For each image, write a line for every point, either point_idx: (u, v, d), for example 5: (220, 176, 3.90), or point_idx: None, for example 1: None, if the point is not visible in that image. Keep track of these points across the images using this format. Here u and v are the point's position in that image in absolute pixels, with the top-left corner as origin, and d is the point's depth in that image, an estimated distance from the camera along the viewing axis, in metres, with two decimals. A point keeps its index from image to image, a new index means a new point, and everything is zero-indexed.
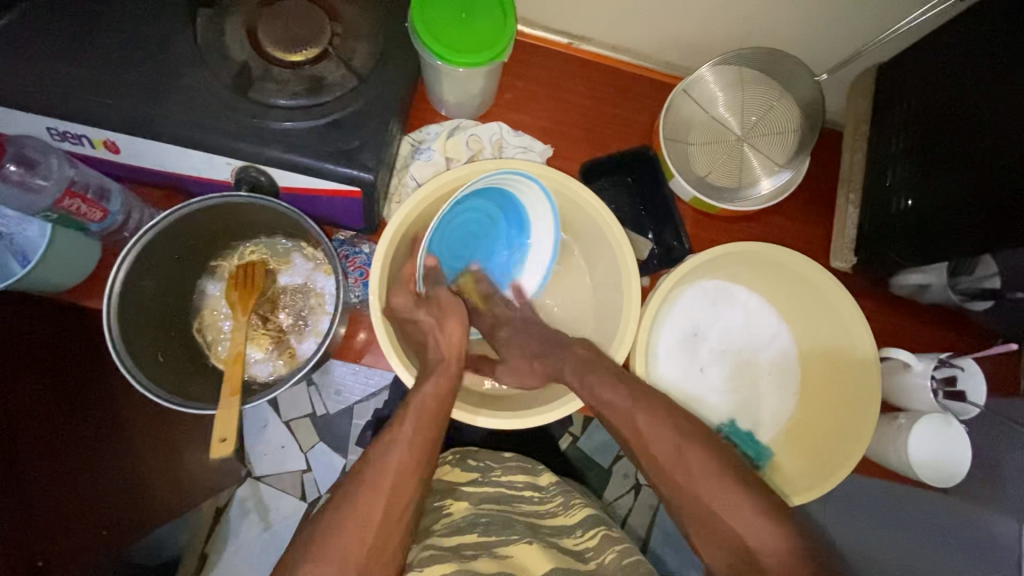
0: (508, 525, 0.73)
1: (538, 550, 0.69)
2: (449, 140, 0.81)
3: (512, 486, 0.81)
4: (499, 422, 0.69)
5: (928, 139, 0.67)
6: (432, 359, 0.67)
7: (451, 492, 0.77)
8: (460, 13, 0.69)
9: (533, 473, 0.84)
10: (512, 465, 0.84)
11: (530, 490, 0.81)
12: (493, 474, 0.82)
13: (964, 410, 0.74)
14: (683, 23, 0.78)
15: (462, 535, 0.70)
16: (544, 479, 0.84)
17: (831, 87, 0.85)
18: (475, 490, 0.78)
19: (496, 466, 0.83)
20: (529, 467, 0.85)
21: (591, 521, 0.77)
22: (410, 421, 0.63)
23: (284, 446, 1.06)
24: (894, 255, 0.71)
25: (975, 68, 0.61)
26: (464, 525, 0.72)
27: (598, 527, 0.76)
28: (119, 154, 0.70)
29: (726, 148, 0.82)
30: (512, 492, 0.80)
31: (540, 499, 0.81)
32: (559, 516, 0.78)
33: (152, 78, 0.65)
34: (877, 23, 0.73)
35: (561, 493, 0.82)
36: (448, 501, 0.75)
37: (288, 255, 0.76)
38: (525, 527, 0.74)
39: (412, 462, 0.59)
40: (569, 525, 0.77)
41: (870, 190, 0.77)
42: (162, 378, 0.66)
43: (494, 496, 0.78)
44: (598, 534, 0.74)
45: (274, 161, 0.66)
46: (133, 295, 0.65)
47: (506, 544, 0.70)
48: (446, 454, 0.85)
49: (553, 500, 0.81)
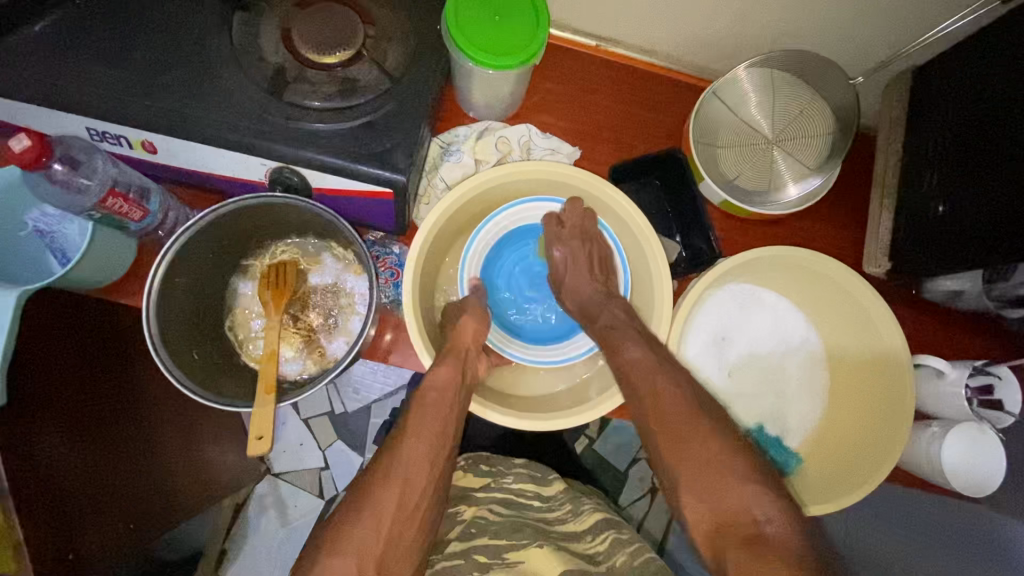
0: (519, 528, 0.74)
1: (548, 553, 0.70)
2: (479, 142, 0.82)
3: (521, 494, 0.81)
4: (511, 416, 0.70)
5: (966, 143, 0.66)
6: (447, 360, 0.67)
7: (466, 497, 0.79)
8: (493, 16, 0.69)
9: (542, 482, 0.84)
10: (522, 472, 0.85)
11: (539, 499, 0.82)
12: (504, 480, 0.82)
13: (999, 418, 0.72)
14: (712, 26, 0.78)
15: (476, 539, 0.72)
16: (551, 487, 0.84)
17: (864, 91, 0.84)
18: (487, 494, 0.79)
19: (507, 472, 0.84)
20: (538, 475, 0.85)
21: (602, 525, 0.77)
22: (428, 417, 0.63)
23: (301, 445, 1.16)
24: (929, 260, 0.70)
25: (1015, 73, 0.60)
26: (478, 530, 0.73)
27: (608, 532, 0.75)
28: (156, 155, 0.71)
29: (756, 152, 0.82)
30: (522, 499, 0.80)
31: (549, 506, 0.81)
32: (568, 522, 0.78)
33: (189, 79, 0.66)
34: (913, 26, 0.72)
35: (569, 501, 0.82)
36: (462, 507, 0.77)
37: (318, 255, 0.77)
38: (534, 530, 0.74)
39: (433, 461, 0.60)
40: (579, 530, 0.77)
41: (904, 195, 0.76)
42: (198, 374, 0.67)
43: (504, 500, 0.79)
44: (608, 538, 0.74)
45: (307, 162, 0.67)
46: (170, 292, 0.66)
47: (515, 549, 0.70)
48: (459, 459, 0.87)
49: (562, 508, 0.81)
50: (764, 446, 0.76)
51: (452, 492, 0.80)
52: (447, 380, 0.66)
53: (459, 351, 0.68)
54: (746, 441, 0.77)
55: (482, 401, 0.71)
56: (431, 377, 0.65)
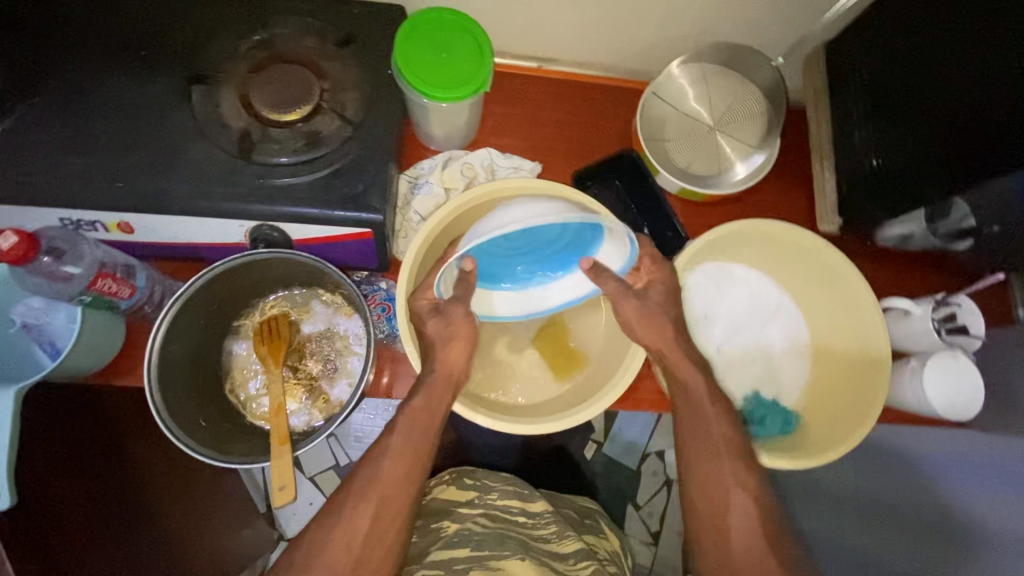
0: (503, 541, 0.82)
1: (528, 565, 0.79)
2: (445, 171, 0.85)
3: (507, 510, 0.90)
4: (505, 426, 0.72)
5: (887, 100, 0.73)
6: (436, 385, 0.67)
7: (449, 513, 0.88)
8: (440, 53, 0.72)
9: (528, 499, 0.93)
10: (508, 490, 0.94)
11: (524, 515, 0.90)
12: (489, 498, 0.92)
13: (968, 342, 0.77)
14: (641, 30, 0.85)
15: (457, 548, 0.80)
16: (536, 506, 0.92)
17: (787, 69, 0.92)
18: (471, 510, 0.88)
19: (493, 491, 0.93)
20: (525, 492, 0.94)
21: (583, 554, 0.85)
22: (413, 434, 0.66)
23: (312, 503, 1.38)
24: (875, 211, 0.77)
25: (913, 33, 0.67)
26: (458, 540, 0.82)
27: (589, 561, 0.84)
28: (133, 234, 0.72)
29: (702, 139, 0.87)
30: (507, 516, 0.89)
31: (534, 523, 0.89)
32: (552, 542, 0.86)
33: (157, 156, 0.68)
34: (817, 3, 0.79)
35: (555, 522, 0.90)
36: (445, 523, 0.85)
37: (307, 304, 0.78)
38: (517, 545, 0.82)
39: (398, 474, 0.64)
40: (562, 552, 0.85)
41: (840, 155, 0.83)
42: (209, 440, 0.67)
43: (490, 516, 0.88)
44: (589, 568, 0.83)
45: (284, 216, 0.69)
46: (168, 364, 0.66)
47: (498, 559, 0.79)
48: (444, 474, 0.97)
49: (548, 527, 0.89)
50: (763, 409, 0.80)
51: (437, 505, 0.90)
52: (441, 399, 0.67)
53: (446, 377, 0.68)
54: (746, 409, 0.81)
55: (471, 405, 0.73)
56: (417, 401, 0.67)
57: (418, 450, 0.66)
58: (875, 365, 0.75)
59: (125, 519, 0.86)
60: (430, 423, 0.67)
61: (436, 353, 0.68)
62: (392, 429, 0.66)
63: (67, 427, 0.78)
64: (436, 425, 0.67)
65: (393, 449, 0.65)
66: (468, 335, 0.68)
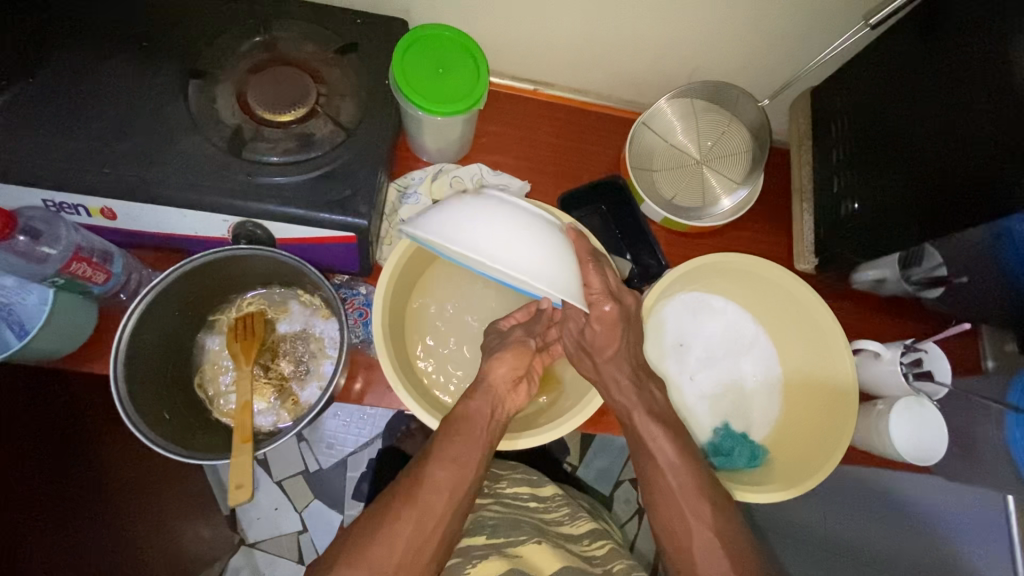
0: (520, 526, 0.92)
1: (548, 550, 0.88)
2: (434, 183, 0.85)
3: (519, 497, 1.01)
4: (539, 439, 0.73)
5: (865, 147, 0.75)
6: (482, 394, 0.71)
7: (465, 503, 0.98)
8: (437, 69, 0.74)
9: (537, 485, 1.07)
10: (519, 479, 1.06)
11: (535, 501, 1.03)
12: (502, 488, 1.02)
13: (934, 390, 0.78)
14: (635, 62, 0.88)
15: (478, 536, 0.89)
16: (545, 491, 1.06)
17: (774, 111, 0.95)
18: (486, 499, 0.99)
19: (505, 481, 1.04)
20: (534, 480, 1.08)
21: (594, 535, 0.98)
22: (455, 445, 0.67)
23: (277, 509, 1.37)
24: (851, 253, 0.79)
25: (892, 85, 0.70)
26: (476, 528, 0.90)
27: (603, 540, 0.98)
28: (116, 220, 0.72)
29: (688, 172, 0.89)
30: (521, 503, 1.00)
31: (546, 508, 1.02)
32: (566, 524, 0.99)
33: (147, 145, 0.69)
34: (804, 51, 0.83)
35: (566, 505, 1.04)
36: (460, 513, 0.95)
37: (286, 304, 0.78)
38: (532, 529, 0.93)
39: (441, 479, 0.65)
40: (576, 533, 0.98)
41: (820, 197, 0.85)
42: (171, 433, 0.65)
43: (504, 503, 0.98)
44: (605, 545, 0.96)
45: (268, 215, 0.70)
46: (138, 352, 0.65)
47: (515, 545, 0.87)
48: None
49: (561, 510, 1.03)
50: (732, 441, 0.81)
51: None
52: (480, 413, 0.70)
53: (494, 386, 0.72)
54: (715, 441, 0.81)
55: (511, 435, 0.74)
56: (464, 408, 0.70)
57: (463, 461, 0.67)
58: (843, 395, 0.77)
59: (79, 510, 0.84)
60: (476, 437, 0.68)
61: (486, 363, 0.74)
62: (439, 437, 0.68)
63: (28, 411, 0.77)
64: (481, 438, 0.69)
65: (434, 460, 0.66)
66: (517, 355, 0.74)
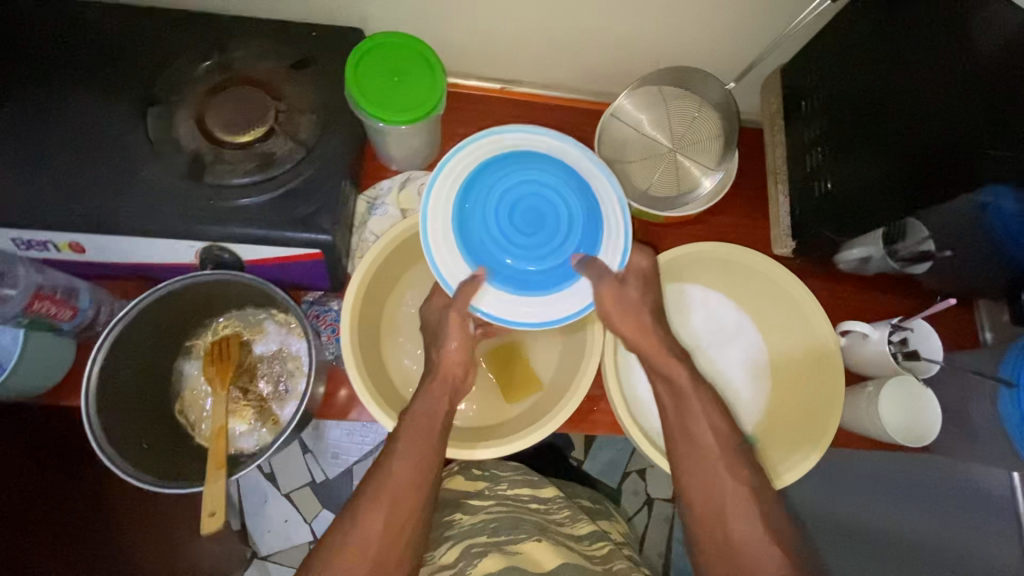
0: (520, 526, 0.92)
1: (547, 548, 0.88)
2: (402, 192, 0.84)
3: (519, 498, 1.01)
4: (506, 447, 0.72)
5: (835, 122, 0.72)
6: (436, 387, 0.70)
7: (461, 506, 0.98)
8: (393, 79, 0.72)
9: (537, 486, 1.05)
10: (519, 481, 1.05)
11: (536, 502, 1.02)
12: (502, 490, 1.02)
13: (926, 367, 0.76)
14: (599, 53, 0.86)
15: (476, 536, 0.90)
16: (546, 492, 1.05)
17: (747, 91, 0.93)
18: (484, 502, 0.99)
19: (504, 482, 1.03)
20: (533, 481, 1.06)
21: (593, 535, 0.98)
22: (416, 436, 0.66)
23: (287, 521, 1.38)
24: (829, 231, 0.76)
25: (858, 57, 0.68)
26: (476, 530, 0.92)
27: (603, 541, 0.97)
28: (85, 254, 0.72)
29: (662, 161, 0.87)
30: (521, 503, 1.00)
31: (546, 508, 1.01)
32: (567, 525, 0.98)
33: (109, 176, 0.69)
34: (769, 28, 0.80)
35: (566, 507, 1.02)
36: (459, 514, 0.96)
37: (261, 325, 0.77)
38: (533, 528, 0.93)
39: (406, 474, 0.64)
40: (576, 534, 0.97)
41: (793, 178, 0.83)
42: (147, 463, 0.65)
43: (504, 504, 0.98)
44: (606, 546, 0.95)
45: (234, 237, 0.70)
46: (112, 382, 0.66)
47: (514, 543, 0.88)
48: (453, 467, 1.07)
49: (562, 511, 1.01)
50: None
51: (451, 498, 1.00)
52: (437, 406, 0.69)
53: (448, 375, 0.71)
54: None
55: (470, 443, 0.74)
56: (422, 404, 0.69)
57: (426, 458, 0.66)
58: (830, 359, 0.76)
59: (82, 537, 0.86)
60: (437, 430, 0.68)
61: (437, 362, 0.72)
62: (398, 435, 0.67)
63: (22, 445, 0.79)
64: (437, 434, 0.68)
65: (397, 457, 0.65)
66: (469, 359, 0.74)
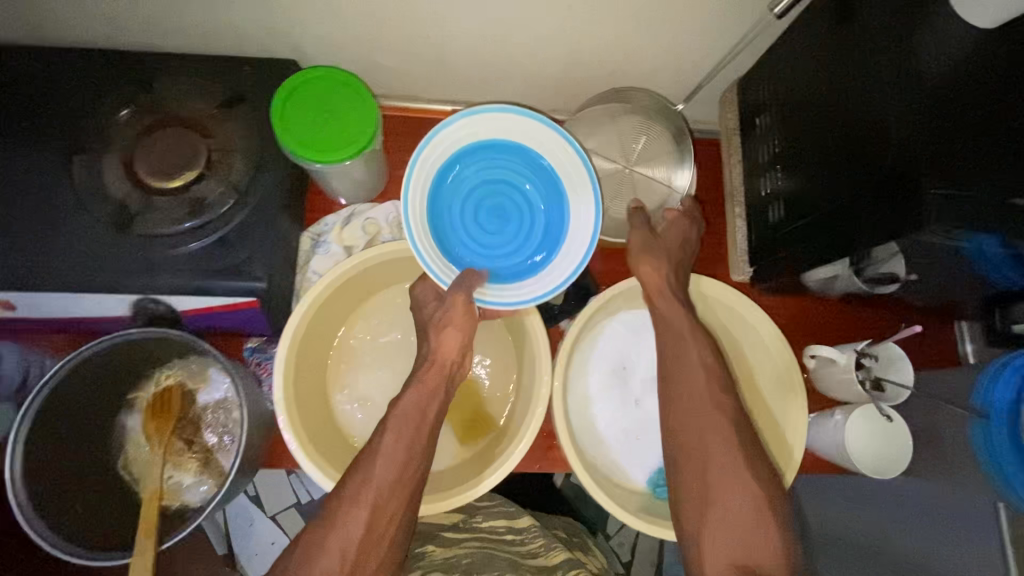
0: (491, 563, 0.90)
1: None
2: (346, 229, 0.82)
3: (494, 530, 0.99)
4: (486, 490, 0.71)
5: (787, 144, 0.68)
6: (429, 371, 0.69)
7: (433, 540, 0.96)
8: (323, 115, 0.69)
9: (514, 516, 1.03)
10: (496, 512, 1.03)
11: (511, 534, 0.99)
12: (477, 523, 1.01)
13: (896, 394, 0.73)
14: (548, 72, 0.82)
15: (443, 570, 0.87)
16: (521, 522, 1.02)
17: (707, 103, 0.89)
18: (457, 536, 0.97)
19: (480, 517, 1.02)
20: (510, 511, 1.04)
21: (567, 563, 0.92)
22: (403, 426, 0.66)
23: None
24: (782, 264, 0.71)
25: (806, 76, 0.63)
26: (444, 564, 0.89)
27: (577, 569, 0.90)
28: (14, 310, 0.69)
29: (616, 183, 0.85)
30: (495, 537, 0.98)
31: (521, 540, 0.98)
32: (540, 556, 0.94)
33: (35, 230, 0.67)
34: (720, 42, 0.77)
35: (541, 536, 0.98)
36: (430, 548, 0.93)
37: (205, 373, 0.74)
38: (505, 564, 0.90)
39: (388, 473, 0.63)
40: (549, 564, 0.93)
41: (749, 200, 0.79)
42: (79, 527, 0.66)
43: (478, 538, 0.97)
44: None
45: (166, 288, 0.68)
46: (43, 449, 0.66)
47: None
48: None
49: (536, 542, 0.98)
50: None
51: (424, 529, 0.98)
52: (426, 395, 0.68)
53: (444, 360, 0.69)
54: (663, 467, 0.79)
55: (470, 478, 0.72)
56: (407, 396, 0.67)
57: (409, 457, 0.64)
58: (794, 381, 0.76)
59: None
60: (425, 421, 0.67)
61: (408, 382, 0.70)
62: (384, 430, 0.66)
63: None
64: (426, 425, 0.67)
65: (380, 455, 0.64)
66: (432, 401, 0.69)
